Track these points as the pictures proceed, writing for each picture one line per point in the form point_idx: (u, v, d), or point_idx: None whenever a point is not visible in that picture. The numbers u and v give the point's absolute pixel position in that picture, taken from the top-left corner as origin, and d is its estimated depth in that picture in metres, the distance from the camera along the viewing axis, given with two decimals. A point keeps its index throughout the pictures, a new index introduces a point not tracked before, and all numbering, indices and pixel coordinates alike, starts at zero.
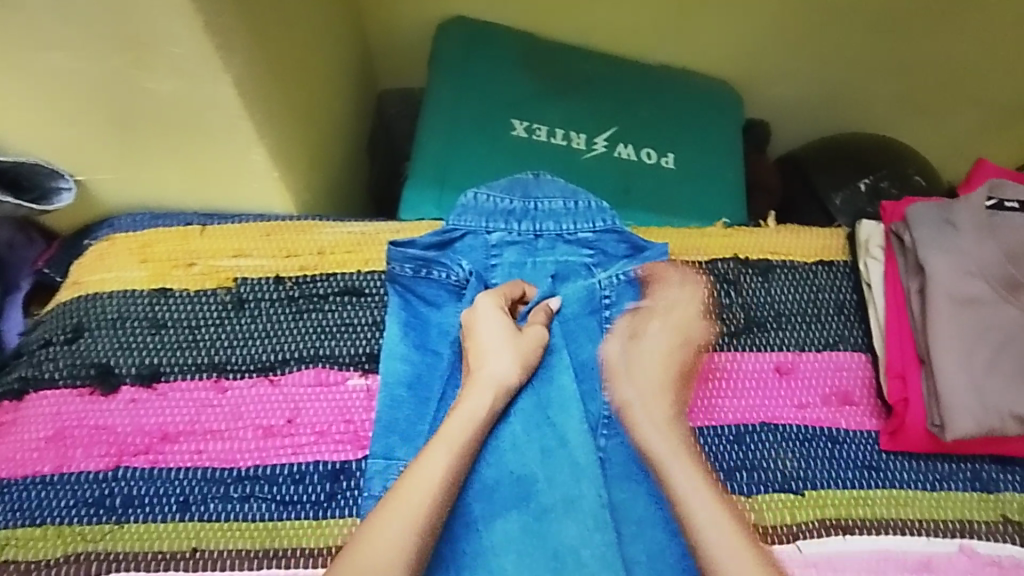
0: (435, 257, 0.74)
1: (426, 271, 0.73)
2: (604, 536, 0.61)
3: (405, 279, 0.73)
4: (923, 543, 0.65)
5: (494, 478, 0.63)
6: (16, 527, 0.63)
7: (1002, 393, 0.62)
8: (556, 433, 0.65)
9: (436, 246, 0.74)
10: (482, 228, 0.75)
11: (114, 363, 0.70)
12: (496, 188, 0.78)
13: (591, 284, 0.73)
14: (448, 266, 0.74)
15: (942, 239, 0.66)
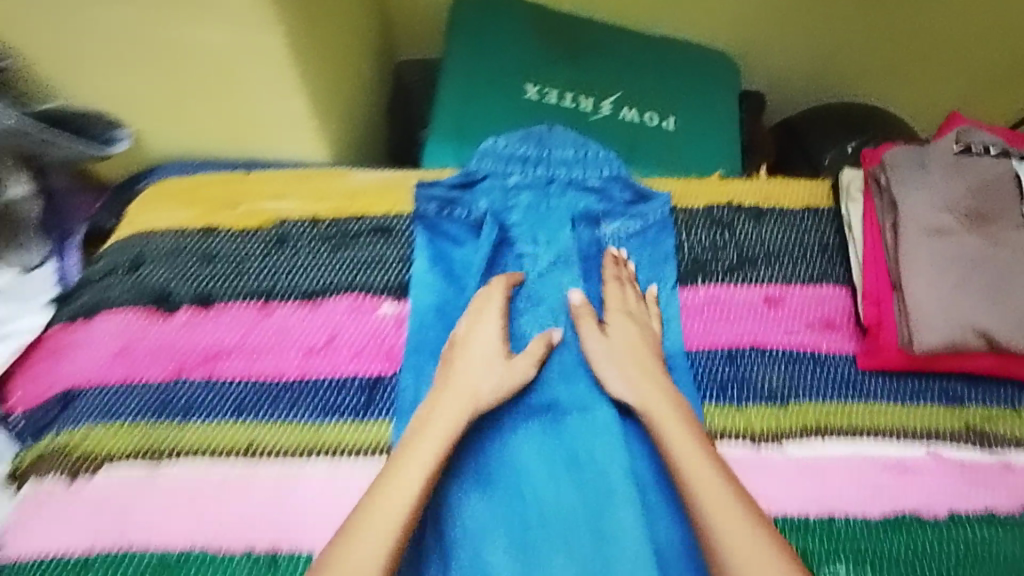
0: (458, 197, 0.83)
1: (449, 210, 0.82)
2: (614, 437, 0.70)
3: (430, 217, 0.82)
4: (895, 448, 0.73)
5: (521, 385, 0.72)
6: (90, 426, 0.71)
7: (967, 310, 0.70)
8: (573, 354, 0.76)
9: (460, 187, 0.84)
10: (500, 172, 0.84)
11: (171, 289, 0.78)
12: (514, 138, 0.87)
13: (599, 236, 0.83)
14: (469, 205, 0.82)
15: (915, 178, 0.75)
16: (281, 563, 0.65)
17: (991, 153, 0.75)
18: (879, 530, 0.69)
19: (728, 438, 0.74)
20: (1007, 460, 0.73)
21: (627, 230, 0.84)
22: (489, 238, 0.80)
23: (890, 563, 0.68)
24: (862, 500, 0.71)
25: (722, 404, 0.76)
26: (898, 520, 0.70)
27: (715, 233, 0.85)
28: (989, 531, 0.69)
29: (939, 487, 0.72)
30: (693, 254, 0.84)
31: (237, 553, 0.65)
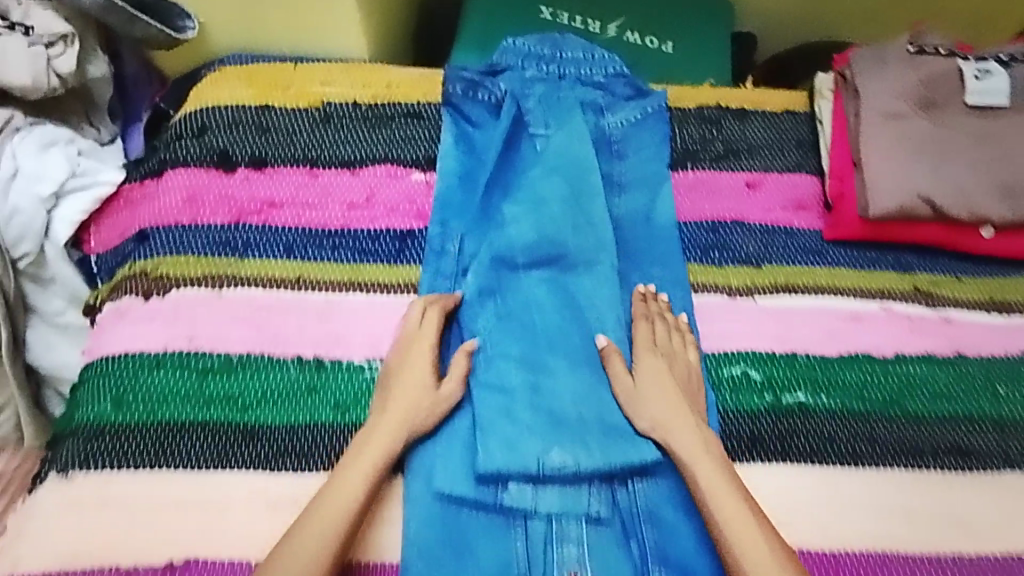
0: (481, 81, 0.95)
1: (472, 92, 0.94)
2: (611, 288, 0.81)
3: (455, 98, 0.94)
4: (852, 303, 0.85)
5: (532, 239, 0.81)
6: (163, 258, 0.83)
7: (914, 180, 0.82)
8: (585, 214, 0.84)
9: (485, 74, 0.96)
10: (520, 65, 0.95)
11: (232, 152, 0.90)
12: (532, 40, 0.98)
13: (605, 124, 0.94)
14: (490, 89, 0.94)
15: (875, 70, 0.86)
16: (326, 366, 0.77)
17: (941, 52, 0.86)
18: (833, 363, 0.82)
19: (709, 290, 0.86)
20: (948, 315, 0.85)
21: (629, 120, 0.95)
22: (507, 118, 0.90)
23: (841, 387, 0.80)
24: (821, 342, 0.83)
25: (705, 263, 0.88)
26: (851, 357, 0.82)
27: (705, 128, 0.97)
28: (925, 368, 0.82)
29: (889, 334, 0.83)
30: (684, 145, 0.96)
31: (288, 357, 0.77)
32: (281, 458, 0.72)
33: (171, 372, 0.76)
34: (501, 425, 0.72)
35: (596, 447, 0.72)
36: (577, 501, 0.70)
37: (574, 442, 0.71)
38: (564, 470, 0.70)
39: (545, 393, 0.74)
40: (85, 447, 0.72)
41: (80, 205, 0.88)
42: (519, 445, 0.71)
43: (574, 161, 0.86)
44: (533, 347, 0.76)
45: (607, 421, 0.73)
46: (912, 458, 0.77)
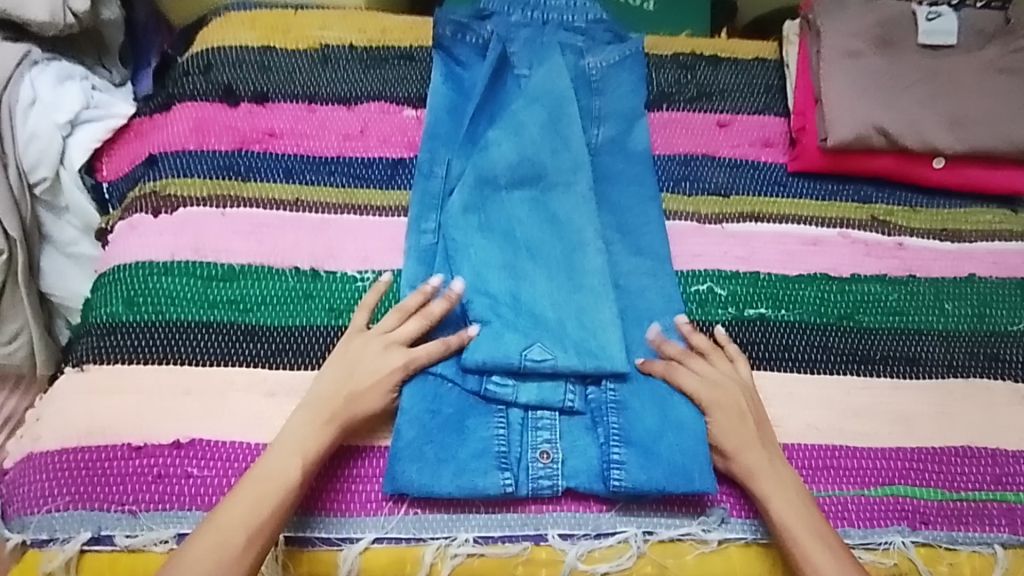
0: (470, 23, 0.95)
1: (461, 34, 0.94)
2: (589, 205, 0.84)
3: (446, 40, 0.94)
4: (813, 229, 0.91)
5: (516, 160, 0.83)
6: (172, 179, 0.89)
7: (871, 111, 0.90)
8: (564, 139, 0.86)
9: (474, 18, 0.96)
10: (505, 12, 0.97)
11: (235, 88, 0.96)
12: None
13: (586, 65, 0.95)
14: (479, 31, 0.94)
15: (836, 11, 0.94)
16: (322, 276, 0.84)
17: None
18: (793, 281, 0.87)
19: (681, 217, 0.91)
20: (901, 241, 0.91)
21: (607, 62, 0.96)
22: (494, 54, 0.90)
23: (801, 303, 0.86)
24: (783, 263, 0.89)
25: (678, 194, 0.93)
26: (810, 276, 0.88)
27: (679, 73, 1.03)
28: (879, 287, 0.88)
29: (846, 257, 0.90)
30: (660, 87, 1.01)
31: (287, 268, 0.84)
32: (278, 356, 0.78)
33: (179, 279, 0.82)
34: (483, 329, 0.76)
35: (573, 346, 0.77)
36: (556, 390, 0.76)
37: (554, 337, 0.77)
38: (546, 363, 0.75)
39: (526, 301, 0.78)
40: (99, 343, 0.78)
41: (93, 134, 0.94)
42: (502, 341, 0.75)
43: (552, 94, 0.87)
44: (516, 257, 0.80)
45: (579, 319, 0.78)
46: (863, 365, 0.83)
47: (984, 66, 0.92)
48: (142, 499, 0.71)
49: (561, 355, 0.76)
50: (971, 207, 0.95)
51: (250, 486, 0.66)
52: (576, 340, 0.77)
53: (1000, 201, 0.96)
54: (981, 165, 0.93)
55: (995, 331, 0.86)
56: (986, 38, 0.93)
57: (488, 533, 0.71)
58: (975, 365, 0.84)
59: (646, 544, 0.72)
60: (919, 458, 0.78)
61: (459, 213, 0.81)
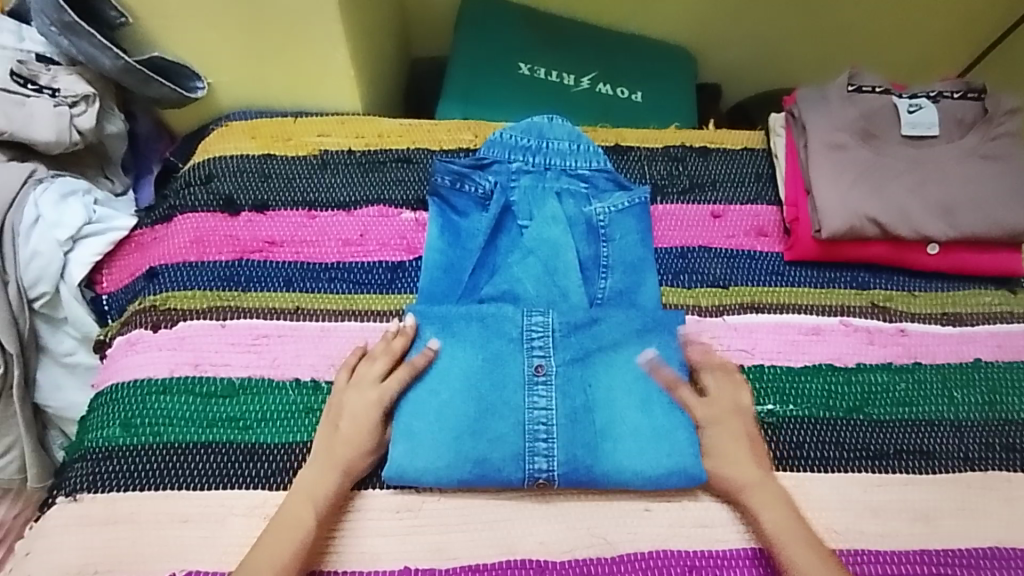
0: (469, 173, 0.96)
1: (459, 184, 0.95)
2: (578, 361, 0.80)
3: (444, 190, 0.95)
4: (814, 318, 0.91)
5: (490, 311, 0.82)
6: (173, 291, 0.89)
7: (862, 201, 0.92)
8: (561, 291, 0.89)
9: (472, 167, 0.97)
10: (506, 158, 0.98)
11: (236, 197, 0.98)
12: (517, 129, 1.00)
13: (591, 213, 0.95)
14: (478, 182, 0.96)
15: (818, 107, 0.98)
16: (324, 387, 0.83)
17: (877, 90, 0.98)
18: (799, 373, 0.87)
19: (680, 310, 0.91)
20: (903, 327, 0.91)
21: (616, 208, 0.95)
22: (495, 208, 0.94)
23: (809, 395, 0.85)
24: (786, 354, 0.88)
25: (678, 287, 0.94)
26: (816, 368, 0.87)
27: (671, 165, 1.06)
28: (885, 376, 0.87)
29: (849, 346, 0.89)
30: (653, 180, 1.04)
31: (288, 381, 0.83)
32: (278, 477, 0.76)
33: (179, 397, 0.81)
34: (490, 419, 0.77)
35: (583, 443, 0.76)
36: (572, 480, 0.76)
37: (562, 428, 0.77)
38: (555, 461, 0.75)
39: (533, 390, 0.78)
40: (93, 469, 0.76)
41: (94, 248, 0.95)
42: (506, 436, 0.76)
43: (549, 245, 0.92)
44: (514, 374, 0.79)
45: (588, 415, 0.78)
46: (876, 462, 0.81)
47: (966, 154, 0.94)
48: None
49: (567, 449, 0.76)
50: (968, 290, 0.95)
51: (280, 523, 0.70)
52: (587, 440, 0.77)
53: (997, 282, 0.96)
54: (974, 249, 0.94)
55: (1007, 419, 0.84)
56: (965, 127, 0.96)
57: None
58: (991, 457, 0.82)
59: None
60: (945, 562, 0.75)
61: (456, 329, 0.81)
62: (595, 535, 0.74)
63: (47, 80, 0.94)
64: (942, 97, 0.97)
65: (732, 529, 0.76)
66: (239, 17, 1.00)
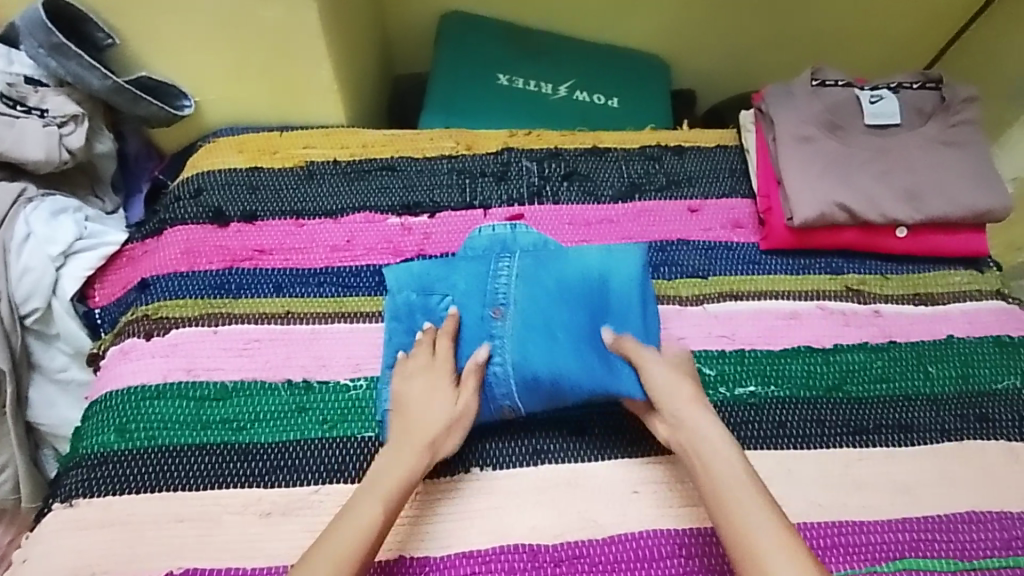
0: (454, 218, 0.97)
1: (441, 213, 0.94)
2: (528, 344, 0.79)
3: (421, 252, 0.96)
4: (791, 303, 0.94)
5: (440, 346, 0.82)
6: (165, 301, 0.91)
7: (830, 189, 0.95)
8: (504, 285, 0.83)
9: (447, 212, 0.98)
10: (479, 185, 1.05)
11: (224, 209, 1.00)
12: (487, 158, 1.09)
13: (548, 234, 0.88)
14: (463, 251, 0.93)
15: (785, 101, 1.02)
16: (315, 387, 0.84)
17: (841, 83, 1.02)
18: (779, 356, 0.89)
19: (661, 300, 0.94)
20: (877, 308, 0.94)
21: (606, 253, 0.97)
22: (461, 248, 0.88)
23: (786, 377, 0.87)
24: (765, 338, 0.91)
25: (660, 279, 0.96)
26: (795, 349, 0.90)
27: (648, 164, 1.09)
28: (861, 355, 0.90)
29: (825, 327, 0.92)
30: (631, 179, 1.07)
31: (280, 382, 0.84)
32: (272, 475, 0.77)
33: (173, 401, 0.82)
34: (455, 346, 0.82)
35: (539, 346, 0.79)
36: (527, 395, 0.79)
37: (517, 335, 0.80)
38: (508, 363, 0.79)
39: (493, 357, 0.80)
40: (90, 475, 0.77)
41: (87, 263, 0.96)
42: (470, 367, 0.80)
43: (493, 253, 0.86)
44: (476, 310, 0.82)
45: (545, 332, 0.80)
46: (857, 437, 0.83)
47: (928, 141, 0.98)
48: None
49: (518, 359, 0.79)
50: (938, 271, 0.98)
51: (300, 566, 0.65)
52: (542, 339, 0.79)
53: (965, 262, 1.00)
54: (941, 232, 0.98)
55: (981, 390, 0.87)
56: (926, 116, 1.00)
57: None
58: (968, 428, 0.84)
59: None
60: (927, 528, 0.76)
61: (433, 284, 0.84)
62: (585, 519, 0.76)
63: (36, 100, 0.97)
64: (902, 88, 1.02)
65: None
66: (223, 36, 1.03)
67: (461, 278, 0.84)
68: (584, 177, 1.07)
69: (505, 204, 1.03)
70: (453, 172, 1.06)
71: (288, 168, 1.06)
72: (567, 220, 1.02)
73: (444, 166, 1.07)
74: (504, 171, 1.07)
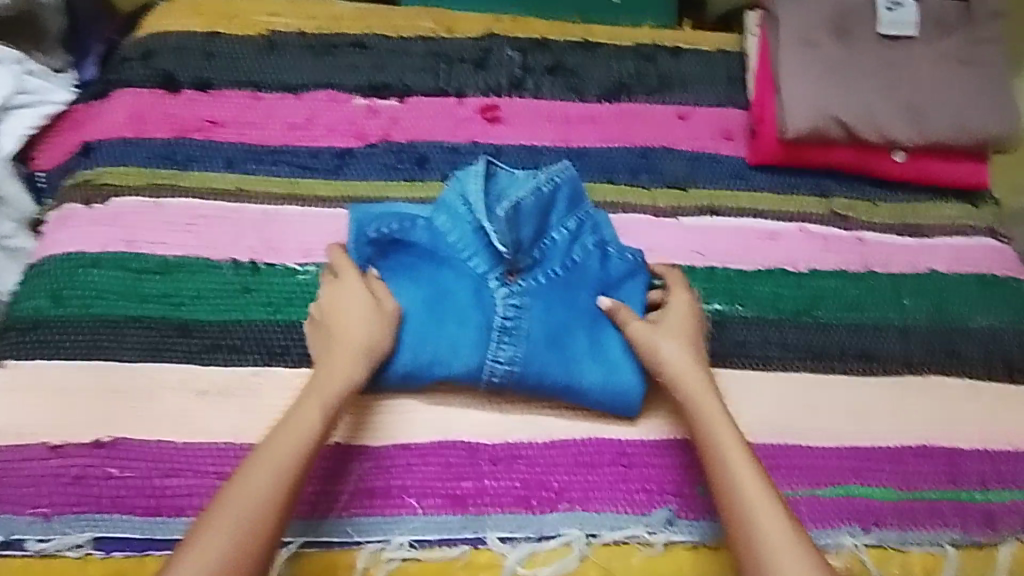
0: (414, 145, 0.91)
1: (398, 147, 0.90)
2: (532, 340, 0.72)
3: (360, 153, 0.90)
4: (771, 223, 0.89)
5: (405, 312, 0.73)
6: (108, 167, 0.86)
7: (829, 100, 0.88)
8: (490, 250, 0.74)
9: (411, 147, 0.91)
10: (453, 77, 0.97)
11: (177, 75, 0.93)
12: (467, 44, 1.00)
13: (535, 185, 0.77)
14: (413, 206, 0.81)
15: (794, 0, 0.93)
16: (262, 269, 0.80)
17: None
18: (750, 275, 0.85)
19: (636, 210, 0.89)
20: (861, 235, 0.89)
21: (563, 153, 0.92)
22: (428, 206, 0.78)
23: (755, 298, 0.84)
24: (738, 257, 0.86)
25: (638, 187, 0.91)
26: (768, 270, 0.86)
27: (639, 64, 1.01)
28: (837, 281, 0.86)
29: (803, 250, 0.88)
30: (619, 79, 0.99)
31: (224, 261, 0.80)
32: (210, 353, 0.75)
33: (110, 270, 0.78)
34: (431, 325, 0.72)
35: (543, 344, 0.72)
36: (524, 388, 0.72)
37: (530, 332, 0.72)
38: (515, 362, 0.71)
39: (497, 340, 0.72)
40: (21, 339, 0.75)
41: (27, 121, 0.92)
42: (458, 341, 0.72)
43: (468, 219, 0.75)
44: (457, 268, 0.74)
45: (556, 335, 0.73)
46: (818, 362, 0.80)
47: (944, 57, 0.91)
48: (59, 502, 0.67)
49: (443, 345, 0.71)
50: (931, 201, 0.93)
51: (248, 466, 0.60)
52: (544, 334, 0.72)
53: (962, 195, 0.94)
54: (940, 160, 0.92)
55: (954, 326, 0.84)
56: (946, 29, 0.92)
57: (424, 537, 0.67)
58: (933, 362, 0.82)
59: (591, 547, 0.68)
60: (873, 457, 0.75)
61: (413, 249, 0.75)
62: (529, 420, 0.73)
63: None
64: None
65: (667, 419, 0.75)
66: None
67: (445, 246, 0.75)
68: (569, 72, 0.99)
69: (481, 94, 0.96)
70: (429, 56, 0.98)
71: (250, 36, 0.97)
72: (546, 117, 0.95)
73: (419, 49, 0.99)
74: (484, 58, 0.99)
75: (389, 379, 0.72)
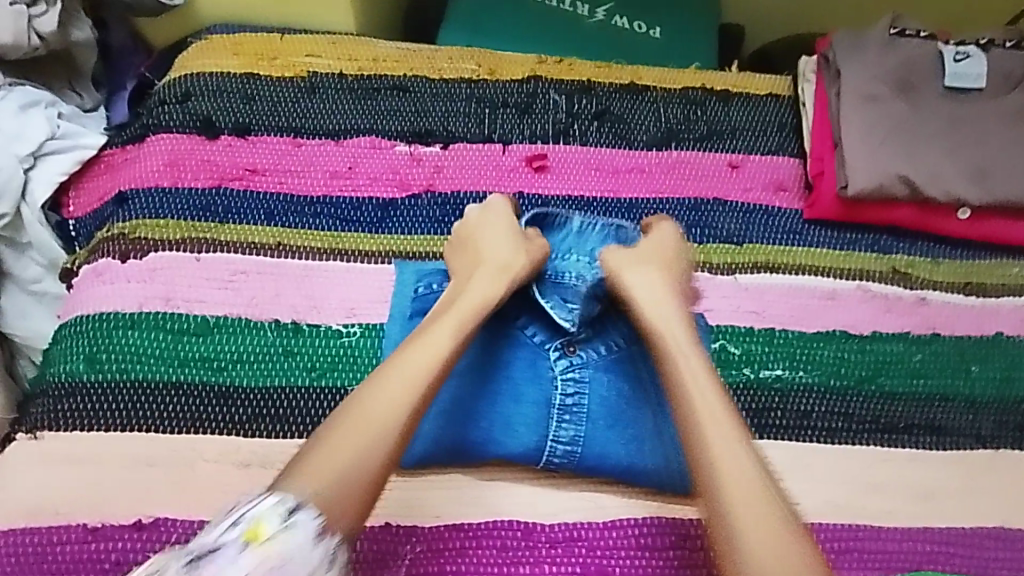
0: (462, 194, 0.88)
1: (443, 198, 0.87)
2: (591, 419, 0.70)
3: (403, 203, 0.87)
4: (830, 282, 0.86)
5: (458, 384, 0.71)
6: (144, 220, 0.82)
7: (892, 156, 0.86)
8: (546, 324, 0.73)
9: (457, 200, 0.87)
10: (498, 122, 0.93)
11: (214, 119, 0.90)
12: (512, 87, 0.97)
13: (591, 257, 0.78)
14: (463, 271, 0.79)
15: (854, 51, 0.91)
16: (304, 330, 0.77)
17: (921, 36, 0.90)
18: (811, 339, 0.82)
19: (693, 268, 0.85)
20: (923, 296, 0.86)
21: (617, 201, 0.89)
22: None
23: (816, 364, 0.80)
24: (797, 319, 0.83)
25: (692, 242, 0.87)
26: (829, 333, 0.82)
27: (688, 109, 0.98)
28: (901, 347, 0.82)
29: (865, 311, 0.84)
30: (669, 125, 0.96)
31: (266, 322, 0.77)
32: (253, 423, 0.72)
33: (148, 332, 0.75)
34: (485, 401, 0.71)
35: (604, 425, 0.70)
36: (580, 468, 0.70)
37: (589, 412, 0.70)
38: (575, 443, 0.69)
39: (556, 420, 0.70)
40: (57, 408, 0.71)
41: (60, 167, 0.88)
42: (514, 420, 0.70)
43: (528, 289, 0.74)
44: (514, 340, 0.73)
45: (617, 413, 0.70)
46: (883, 435, 0.77)
47: (1011, 114, 0.88)
48: None
49: (498, 422, 0.70)
50: (996, 260, 0.89)
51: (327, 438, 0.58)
52: (606, 413, 0.70)
53: None
54: (1005, 218, 0.88)
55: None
56: (1014, 83, 0.89)
57: None
58: (1004, 435, 0.78)
59: None
60: (946, 541, 0.71)
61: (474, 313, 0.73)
62: (587, 500, 0.70)
63: None
64: (993, 47, 0.90)
65: None
66: None
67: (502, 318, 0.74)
68: (617, 118, 0.96)
69: (526, 141, 0.92)
70: (472, 100, 0.95)
71: (288, 78, 0.94)
72: (594, 165, 0.92)
73: (462, 92, 0.96)
74: (529, 103, 0.95)
75: (439, 456, 0.70)
